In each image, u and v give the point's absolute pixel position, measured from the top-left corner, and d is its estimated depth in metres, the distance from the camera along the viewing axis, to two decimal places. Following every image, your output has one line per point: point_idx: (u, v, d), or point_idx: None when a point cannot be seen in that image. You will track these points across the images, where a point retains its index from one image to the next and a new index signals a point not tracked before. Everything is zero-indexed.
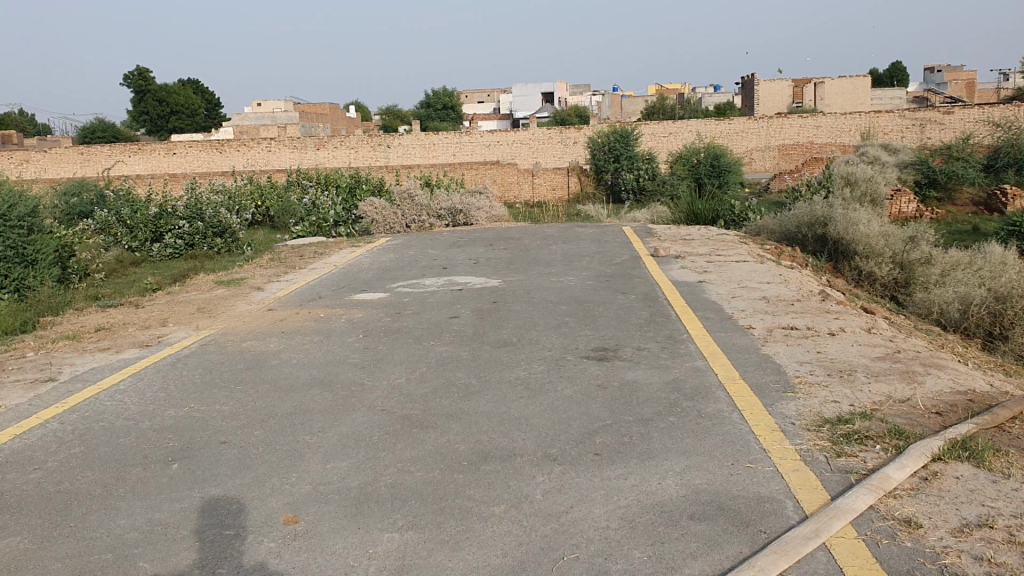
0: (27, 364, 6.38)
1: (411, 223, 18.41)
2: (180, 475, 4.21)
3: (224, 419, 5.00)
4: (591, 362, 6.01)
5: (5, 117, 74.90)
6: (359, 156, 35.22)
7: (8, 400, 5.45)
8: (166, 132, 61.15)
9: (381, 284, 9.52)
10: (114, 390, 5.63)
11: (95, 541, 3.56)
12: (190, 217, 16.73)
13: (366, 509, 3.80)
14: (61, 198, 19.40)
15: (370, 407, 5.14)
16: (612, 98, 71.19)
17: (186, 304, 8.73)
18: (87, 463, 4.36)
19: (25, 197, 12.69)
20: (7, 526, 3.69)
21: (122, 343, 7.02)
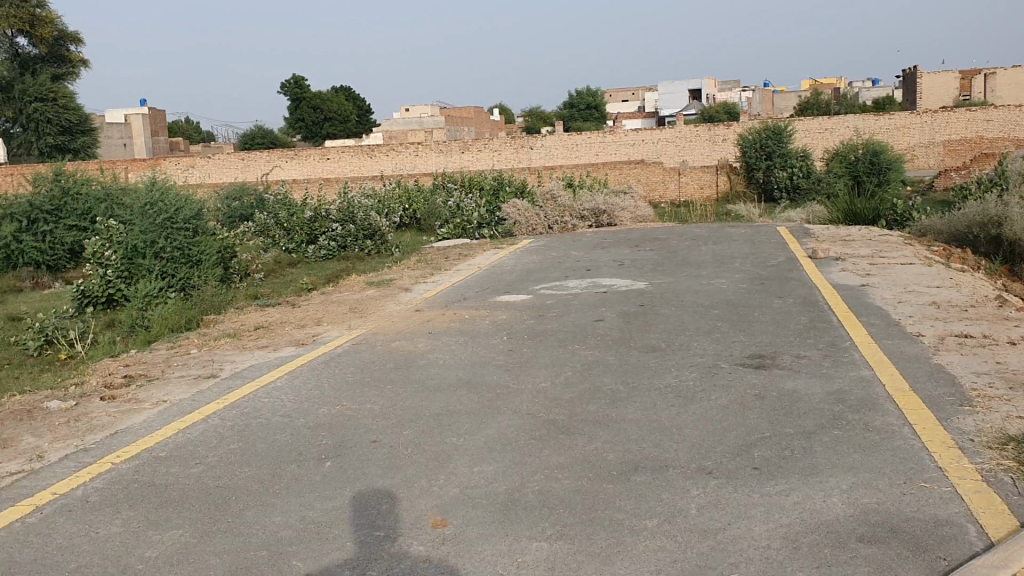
0: (191, 361, 6.68)
1: (553, 224, 18.38)
2: (332, 473, 4.26)
3: (375, 418, 5.05)
4: (747, 370, 5.77)
5: (171, 126, 79.58)
6: (503, 158, 35.59)
7: (173, 396, 5.69)
8: (320, 137, 63.58)
9: (526, 286, 9.50)
10: (271, 387, 5.80)
11: (250, 537, 3.64)
12: (343, 219, 17.23)
13: (514, 515, 3.73)
14: (224, 202, 20.43)
15: (516, 411, 5.08)
16: (762, 94, 69.38)
17: (338, 304, 8.96)
18: (245, 458, 4.49)
19: (192, 201, 13.35)
20: (171, 518, 3.82)
21: (279, 341, 7.24)
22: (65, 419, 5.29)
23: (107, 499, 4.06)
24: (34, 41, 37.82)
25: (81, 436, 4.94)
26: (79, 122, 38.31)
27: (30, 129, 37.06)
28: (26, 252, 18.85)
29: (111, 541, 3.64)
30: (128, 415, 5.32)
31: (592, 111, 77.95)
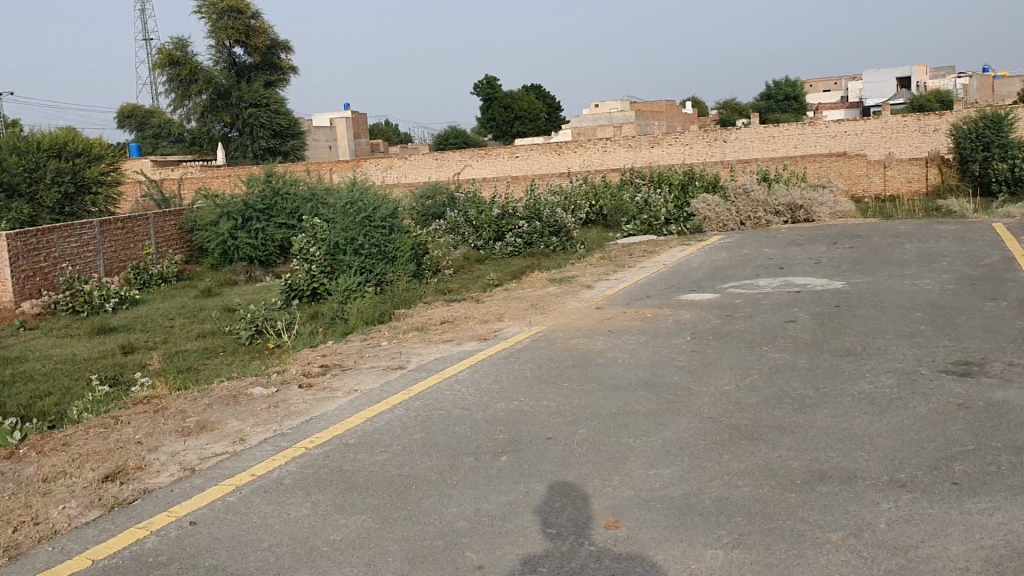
0: (381, 353, 6.97)
1: (745, 221, 17.85)
2: (508, 468, 4.33)
3: (552, 415, 5.08)
4: (950, 378, 5.36)
5: (372, 127, 83.27)
6: (695, 152, 34.95)
7: (364, 385, 5.97)
8: (511, 136, 64.53)
9: (713, 284, 9.27)
10: (454, 379, 5.96)
11: (428, 526, 3.76)
12: (530, 217, 17.44)
13: (689, 521, 3.64)
14: (418, 200, 21.21)
15: (696, 414, 4.96)
16: (981, 79, 64.36)
17: (522, 301, 9.09)
18: (426, 449, 4.63)
19: (387, 199, 13.90)
20: (355, 503, 4.01)
21: (463, 336, 7.43)
22: (266, 404, 5.66)
23: (298, 482, 4.31)
24: (249, 51, 40.46)
25: (280, 421, 5.27)
26: (289, 126, 40.79)
27: (245, 133, 40.36)
28: (240, 248, 20.38)
29: (301, 523, 3.87)
30: (321, 402, 5.62)
31: (791, 102, 74.42)
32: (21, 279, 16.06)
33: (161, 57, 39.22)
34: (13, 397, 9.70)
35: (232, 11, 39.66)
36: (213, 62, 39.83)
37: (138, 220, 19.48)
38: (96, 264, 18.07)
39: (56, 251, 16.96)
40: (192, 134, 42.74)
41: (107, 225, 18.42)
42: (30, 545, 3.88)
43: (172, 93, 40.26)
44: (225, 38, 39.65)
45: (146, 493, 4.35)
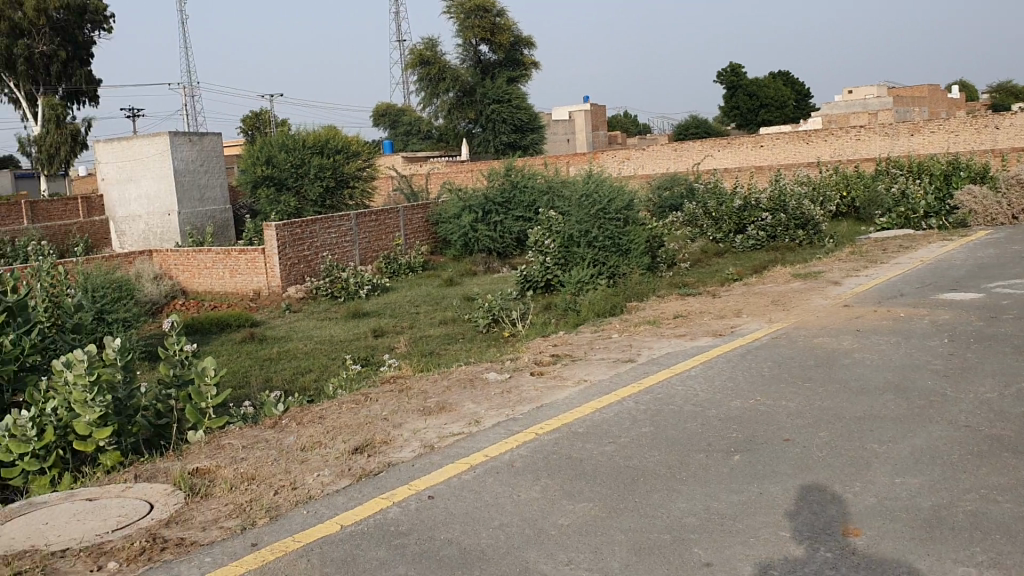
0: (613, 344, 7.00)
1: (1018, 214, 16.26)
2: (740, 467, 4.23)
3: (789, 416, 4.89)
4: None
5: (612, 120, 83.69)
6: (962, 138, 30.57)
7: (595, 375, 6.02)
8: (755, 125, 62.35)
9: (976, 283, 8.52)
10: (686, 374, 5.88)
11: (656, 520, 3.76)
12: (773, 209, 16.78)
13: (938, 535, 3.38)
14: (656, 192, 21.09)
15: (951, 422, 4.59)
16: None
17: (761, 296, 8.80)
18: (656, 442, 4.61)
19: (624, 192, 13.90)
20: (584, 491, 4.08)
21: (698, 331, 7.30)
22: (501, 389, 5.85)
23: (530, 465, 4.42)
24: (494, 48, 41.95)
25: (513, 406, 5.43)
26: (530, 120, 41.69)
27: (488, 128, 41.35)
28: (480, 239, 21.18)
29: (531, 505, 3.98)
30: (553, 390, 5.73)
31: None
32: (287, 266, 17.60)
33: (414, 58, 41.62)
34: (278, 372, 10.66)
35: (479, 9, 41.64)
36: (459, 61, 41.74)
37: (389, 212, 20.72)
38: (352, 253, 19.43)
39: (318, 241, 18.41)
40: (440, 131, 44.86)
41: (361, 217, 19.75)
42: (289, 507, 4.26)
43: (422, 92, 42.54)
44: (472, 36, 41.43)
45: (389, 466, 4.64)
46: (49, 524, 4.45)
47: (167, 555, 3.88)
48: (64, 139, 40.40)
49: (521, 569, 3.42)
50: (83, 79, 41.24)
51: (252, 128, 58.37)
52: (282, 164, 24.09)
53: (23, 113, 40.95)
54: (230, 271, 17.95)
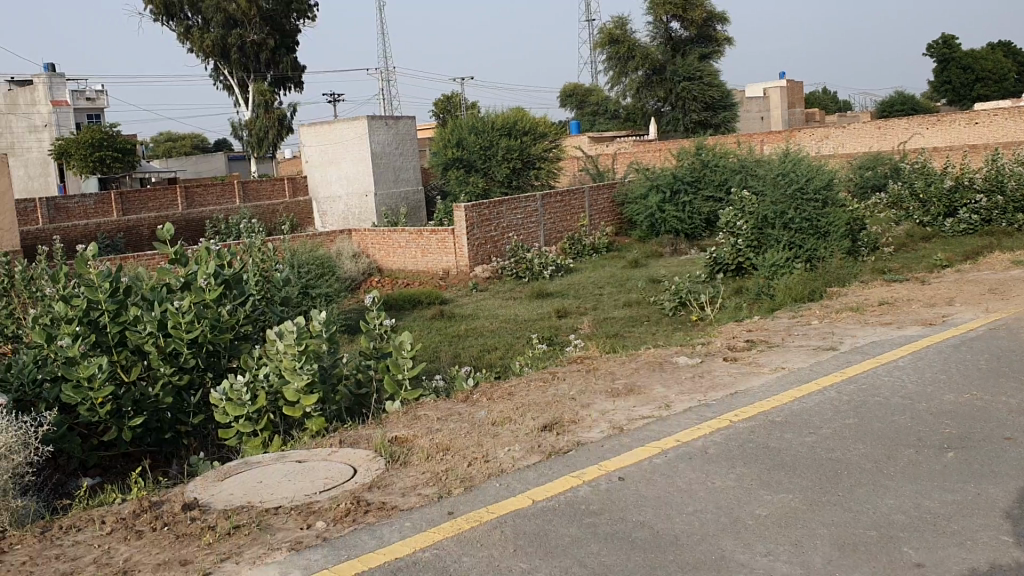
0: (812, 331, 6.70)
1: None
2: (956, 466, 3.96)
3: (1011, 414, 4.52)
4: None
5: (810, 96, 80.22)
6: None
7: (792, 363, 5.79)
8: (969, 101, 57.87)
9: None
10: (893, 364, 5.55)
11: (861, 515, 3.58)
12: (989, 190, 15.56)
13: None
14: (856, 171, 20.06)
15: None
16: None
17: (978, 284, 8.17)
18: (860, 435, 4.38)
19: (823, 171, 13.29)
20: (782, 481, 3.94)
21: (905, 319, 6.87)
22: (693, 373, 5.74)
23: (725, 452, 4.31)
24: (685, 24, 40.65)
25: (705, 391, 5.30)
26: (722, 98, 40.64)
27: (678, 106, 41.02)
28: (668, 221, 20.89)
29: (727, 492, 3.88)
30: (748, 377, 5.55)
31: None
32: (475, 246, 18.05)
33: (603, 37, 41.38)
34: (466, 349, 10.92)
35: None
36: (649, 39, 41.07)
37: (576, 193, 20.76)
38: (537, 234, 19.66)
39: (505, 222, 18.73)
40: (628, 111, 44.51)
41: (548, 198, 19.92)
42: (483, 478, 4.35)
43: (611, 71, 42.28)
44: (662, 13, 40.68)
45: (580, 445, 4.64)
46: (263, 482, 4.79)
47: (369, 518, 4.07)
48: (272, 123, 43.02)
49: (718, 557, 3.34)
50: (290, 67, 43.66)
51: (443, 111, 60.07)
52: (472, 146, 25.15)
53: (236, 99, 43.89)
54: (422, 251, 18.59)
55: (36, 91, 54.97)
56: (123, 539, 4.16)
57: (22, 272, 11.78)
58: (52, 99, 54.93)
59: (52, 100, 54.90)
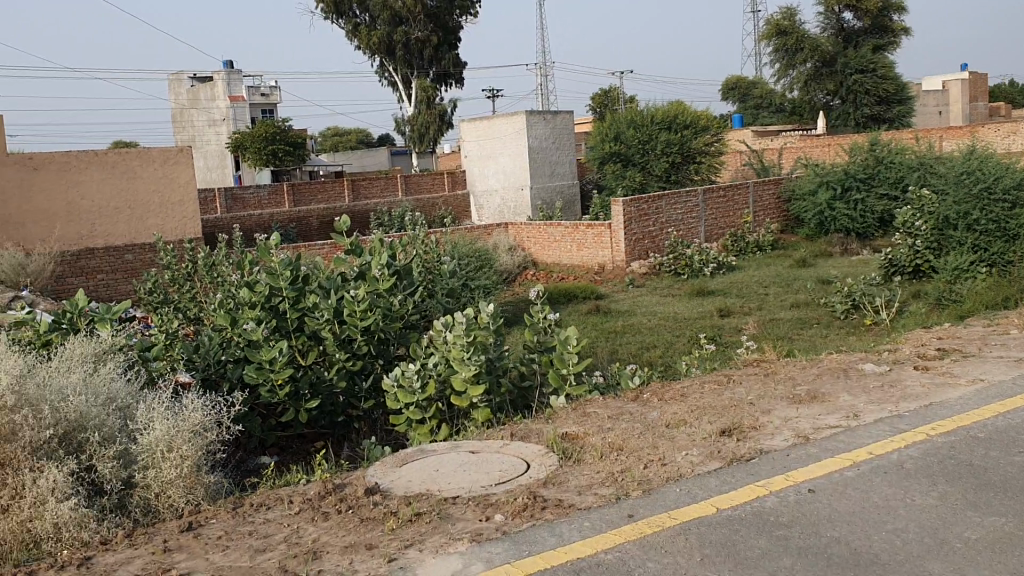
0: (1012, 342, 6.22)
1: None
2: None
3: None
4: None
5: (994, 89, 75.47)
6: None
7: (992, 375, 5.38)
8: None
9: None
10: None
11: None
12: None
13: None
14: None
15: None
16: None
17: None
18: None
19: (1014, 169, 12.37)
20: (992, 504, 3.66)
21: None
22: (881, 382, 5.43)
23: (924, 468, 4.05)
24: (860, 15, 39.05)
25: (895, 402, 5.01)
26: (898, 91, 38.74)
27: (848, 100, 39.40)
28: (837, 220, 20.09)
29: (930, 512, 3.64)
30: (944, 388, 5.19)
31: None
32: (633, 241, 17.87)
33: (771, 28, 40.20)
34: (625, 346, 10.80)
35: None
36: (820, 30, 39.64)
37: (740, 188, 20.23)
38: (698, 230, 19.31)
39: (664, 217, 18.46)
40: (794, 105, 43.21)
41: (710, 193, 19.51)
42: (662, 481, 4.25)
43: (777, 64, 41.17)
44: (835, 3, 39.13)
45: (762, 452, 4.47)
46: (439, 471, 4.91)
47: (548, 514, 4.05)
48: (433, 118, 43.99)
49: None
50: (452, 63, 44.53)
51: (601, 106, 59.84)
52: (630, 140, 25.11)
53: (400, 95, 45.20)
54: (578, 246, 18.58)
55: (216, 87, 58.20)
56: (310, 520, 4.37)
57: (205, 258, 12.48)
58: (231, 94, 57.94)
59: (231, 95, 57.94)
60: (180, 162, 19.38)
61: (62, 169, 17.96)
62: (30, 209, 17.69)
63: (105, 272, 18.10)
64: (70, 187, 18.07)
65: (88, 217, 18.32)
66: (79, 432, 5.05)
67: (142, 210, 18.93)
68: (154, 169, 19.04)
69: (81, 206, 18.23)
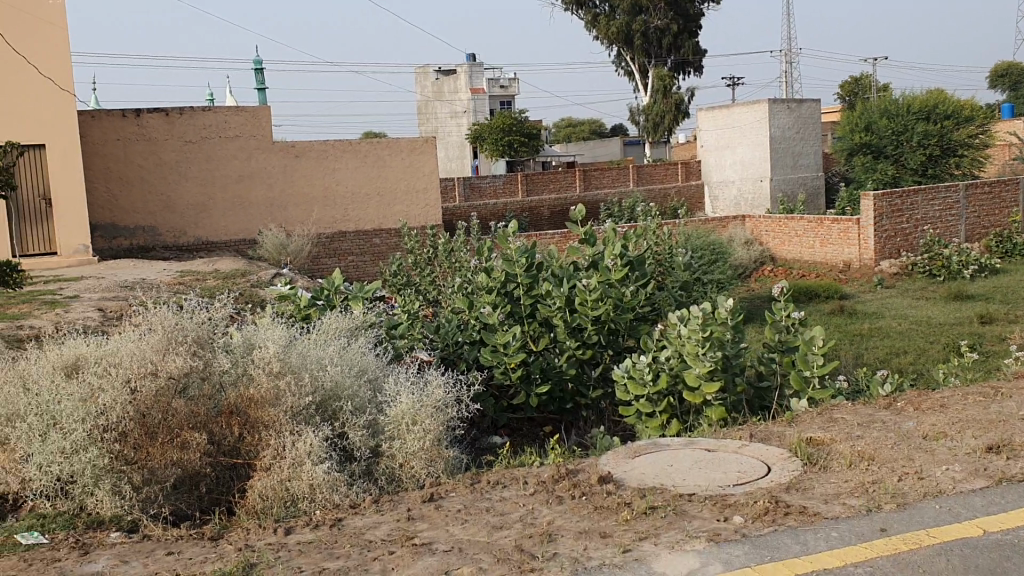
0: None
1: None
2: None
3: None
4: None
5: None
6: None
7: None
8: None
9: None
10: None
11: None
12: None
13: None
14: None
15: None
16: None
17: None
18: None
19: None
20: None
21: None
22: None
23: None
24: None
25: None
26: None
27: None
28: None
29: None
30: None
31: None
32: (884, 239, 16.82)
33: None
34: (870, 350, 10.19)
35: None
36: None
37: (1007, 184, 18.55)
38: (958, 229, 17.89)
39: (920, 214, 17.26)
40: None
41: (973, 189, 18.00)
42: (918, 497, 3.95)
43: None
44: None
45: None
46: (674, 466, 4.84)
47: (791, 520, 3.86)
48: (670, 108, 43.54)
49: None
50: (691, 50, 43.62)
51: (850, 94, 56.86)
52: (883, 131, 23.71)
53: (637, 85, 45.08)
54: (821, 241, 17.74)
55: (459, 79, 60.76)
56: (544, 503, 4.44)
57: (444, 244, 13.04)
58: (472, 87, 60.34)
59: (472, 87, 60.37)
60: (424, 151, 20.37)
61: (320, 156, 19.30)
62: (292, 192, 19.13)
63: (356, 254, 19.83)
64: (326, 174, 19.40)
65: (341, 201, 19.58)
66: (333, 400, 5.41)
67: (389, 197, 20.08)
68: (401, 158, 20.14)
69: (335, 191, 19.52)
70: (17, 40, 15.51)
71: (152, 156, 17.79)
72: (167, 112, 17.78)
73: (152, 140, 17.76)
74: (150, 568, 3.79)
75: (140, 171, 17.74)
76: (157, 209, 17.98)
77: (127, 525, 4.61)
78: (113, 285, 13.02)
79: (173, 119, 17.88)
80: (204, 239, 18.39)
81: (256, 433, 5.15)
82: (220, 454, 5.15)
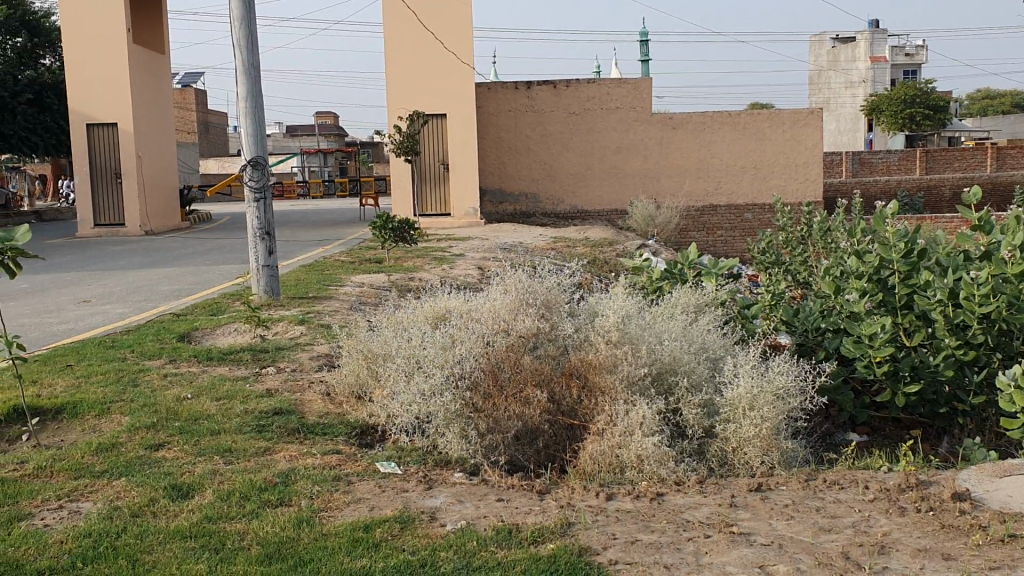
0: None
1: None
2: None
3: None
4: None
5: None
6: None
7: None
8: None
9: None
10: None
11: None
12: None
13: None
14: None
15: None
16: None
17: None
18: None
19: None
20: None
21: None
22: None
23: None
24: None
25: None
26: None
27: None
28: None
29: None
30: None
31: None
32: None
33: None
34: None
35: None
36: None
37: None
38: None
39: None
40: None
41: None
42: None
43: None
44: None
45: None
46: None
47: None
48: None
49: None
50: None
51: None
52: None
53: None
54: None
55: (859, 48, 57.11)
56: (884, 511, 4.07)
57: (820, 222, 12.45)
58: (873, 55, 56.46)
59: (872, 56, 56.38)
60: (808, 124, 19.46)
61: (699, 129, 19.22)
62: (667, 164, 19.27)
63: (726, 228, 19.64)
64: (703, 146, 19.28)
65: (715, 174, 19.37)
66: (671, 374, 5.38)
67: (767, 170, 19.47)
68: (782, 131, 19.40)
69: (710, 163, 19.35)
70: (428, 17, 17.22)
71: (538, 127, 18.86)
72: (555, 85, 18.73)
73: (539, 111, 18.81)
74: (479, 511, 4.06)
75: (527, 140, 18.89)
76: (540, 176, 19.06)
77: (469, 467, 4.90)
78: (494, 246, 14.08)
79: (561, 91, 18.77)
80: (580, 208, 19.21)
81: (594, 398, 5.30)
82: (559, 414, 5.38)
